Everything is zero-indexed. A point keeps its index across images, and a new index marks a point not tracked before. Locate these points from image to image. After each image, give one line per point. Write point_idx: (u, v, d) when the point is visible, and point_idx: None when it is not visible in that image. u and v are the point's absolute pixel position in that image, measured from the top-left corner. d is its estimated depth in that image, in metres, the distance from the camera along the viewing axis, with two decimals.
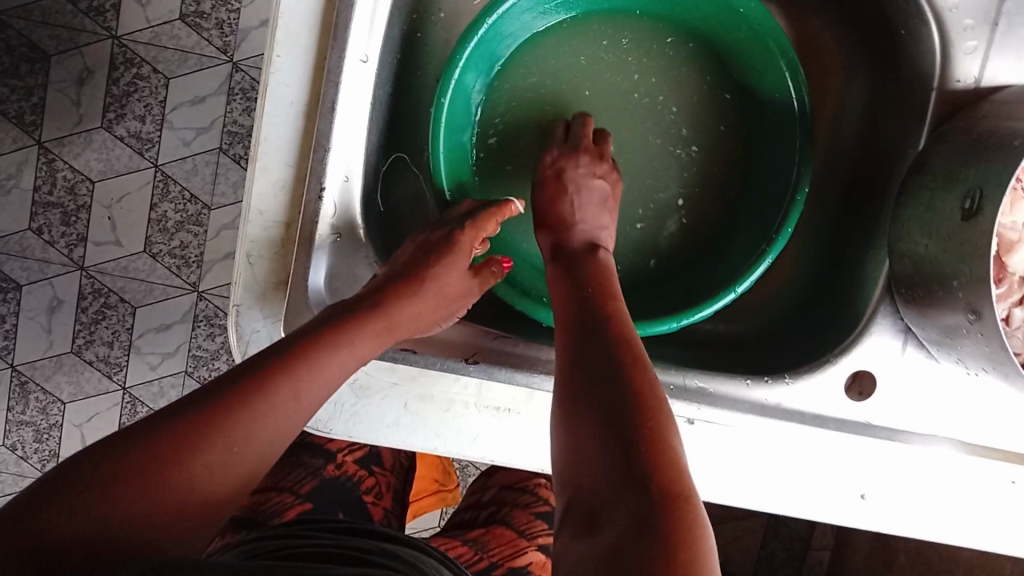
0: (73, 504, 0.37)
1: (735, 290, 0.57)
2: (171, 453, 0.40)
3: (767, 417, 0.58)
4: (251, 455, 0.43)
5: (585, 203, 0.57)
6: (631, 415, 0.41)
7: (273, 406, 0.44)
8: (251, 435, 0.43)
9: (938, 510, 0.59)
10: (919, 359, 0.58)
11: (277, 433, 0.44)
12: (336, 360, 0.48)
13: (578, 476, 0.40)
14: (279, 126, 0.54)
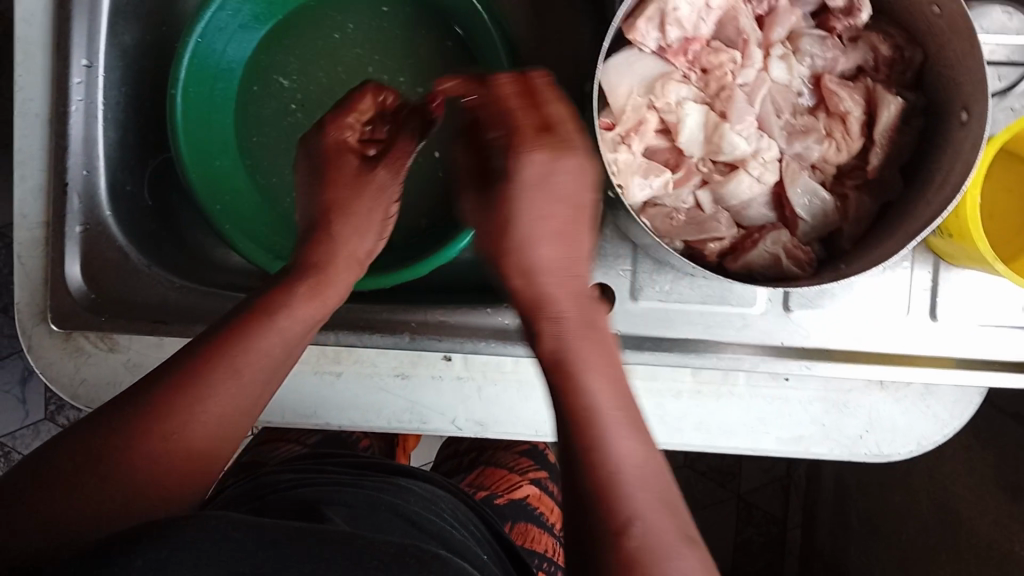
0: (13, 519, 0.36)
1: (476, 225, 0.58)
2: (103, 454, 0.38)
3: (507, 343, 0.59)
4: (225, 424, 0.41)
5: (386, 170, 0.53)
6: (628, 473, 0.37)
7: (211, 386, 0.41)
8: (218, 393, 0.41)
9: (715, 412, 0.60)
10: (653, 267, 0.58)
11: (228, 413, 0.41)
12: (305, 300, 0.47)
13: (578, 509, 0.37)
14: (30, 138, 0.59)
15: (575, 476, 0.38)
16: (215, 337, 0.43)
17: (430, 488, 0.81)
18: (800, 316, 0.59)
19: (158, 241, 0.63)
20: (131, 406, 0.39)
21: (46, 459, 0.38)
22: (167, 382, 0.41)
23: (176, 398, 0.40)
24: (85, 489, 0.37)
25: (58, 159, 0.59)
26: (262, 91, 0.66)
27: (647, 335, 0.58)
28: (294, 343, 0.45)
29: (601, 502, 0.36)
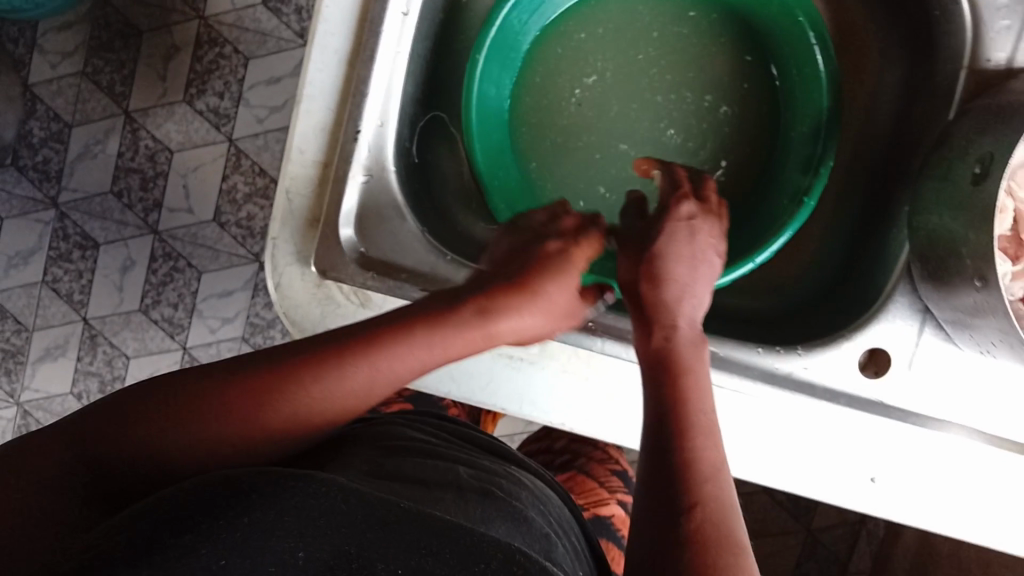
0: (140, 427, 0.43)
1: (752, 261, 0.57)
2: (233, 404, 0.44)
3: (776, 386, 0.57)
4: (318, 420, 0.46)
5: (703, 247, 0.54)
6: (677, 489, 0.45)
7: (343, 380, 0.46)
8: (325, 393, 0.46)
9: (954, 502, 0.57)
10: (938, 344, 0.57)
11: (338, 408, 0.47)
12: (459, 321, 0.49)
13: (663, 521, 0.44)
14: (323, 72, 0.57)
15: (672, 503, 0.44)
16: (346, 338, 0.48)
17: (539, 491, 0.62)
18: None
19: (423, 205, 0.62)
20: (255, 368, 0.46)
21: (196, 377, 0.45)
22: (271, 352, 0.47)
23: (290, 376, 0.45)
24: (201, 420, 0.44)
25: (354, 104, 0.57)
26: (547, 82, 0.65)
27: (916, 407, 0.57)
28: (399, 373, 0.48)
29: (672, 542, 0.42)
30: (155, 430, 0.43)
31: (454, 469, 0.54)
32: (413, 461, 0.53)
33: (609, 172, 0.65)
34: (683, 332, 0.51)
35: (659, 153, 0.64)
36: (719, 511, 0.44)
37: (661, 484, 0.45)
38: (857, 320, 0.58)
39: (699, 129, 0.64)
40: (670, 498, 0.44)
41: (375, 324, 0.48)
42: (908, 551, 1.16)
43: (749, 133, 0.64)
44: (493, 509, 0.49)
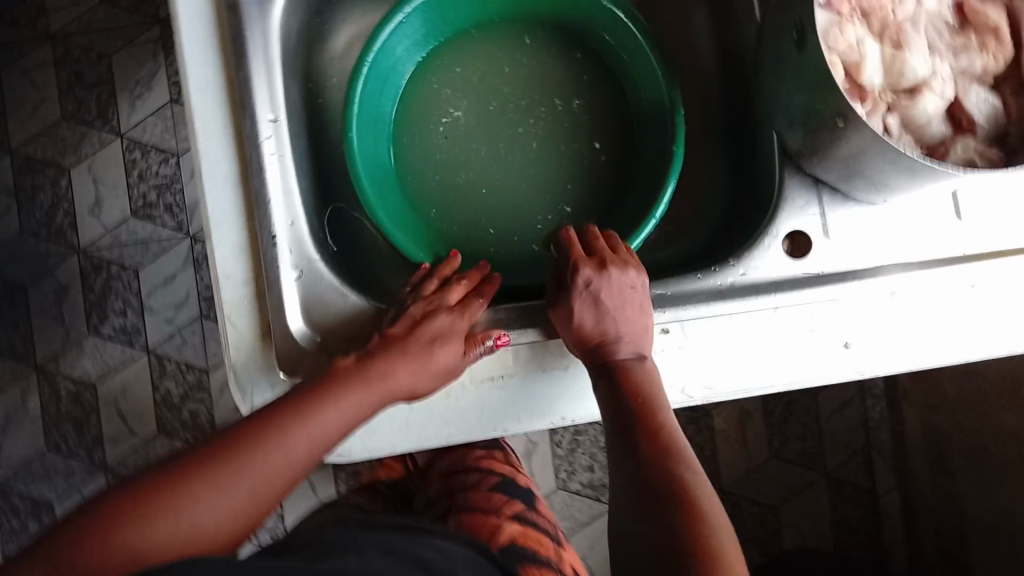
0: (79, 550, 0.44)
1: (654, 216, 0.63)
2: (179, 503, 0.48)
3: (728, 300, 0.62)
4: (254, 507, 0.51)
5: (607, 290, 0.60)
6: (679, 507, 0.53)
7: (279, 449, 0.52)
8: (254, 483, 0.51)
9: (920, 334, 0.62)
10: (839, 204, 0.63)
11: (275, 480, 0.52)
12: (352, 399, 0.55)
13: (665, 540, 0.51)
14: (222, 200, 0.60)
15: (678, 524, 0.52)
16: (246, 429, 0.52)
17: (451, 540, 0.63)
18: (973, 220, 0.63)
19: (358, 283, 0.65)
20: (195, 461, 0.50)
21: (126, 488, 0.48)
22: (186, 457, 0.51)
23: (230, 464, 0.50)
24: (167, 525, 0.47)
25: (261, 214, 0.60)
26: (421, 134, 0.70)
27: (849, 267, 0.62)
28: (322, 445, 0.54)
29: (680, 537, 0.51)
30: (131, 539, 0.46)
31: (362, 543, 0.56)
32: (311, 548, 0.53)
33: (507, 191, 0.69)
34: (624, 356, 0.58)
35: (544, 158, 0.70)
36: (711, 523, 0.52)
37: (660, 511, 0.53)
38: (765, 218, 0.64)
39: (565, 126, 0.71)
40: (669, 521, 0.52)
41: (268, 413, 0.53)
42: (921, 443, 1.20)
43: (606, 113, 0.71)
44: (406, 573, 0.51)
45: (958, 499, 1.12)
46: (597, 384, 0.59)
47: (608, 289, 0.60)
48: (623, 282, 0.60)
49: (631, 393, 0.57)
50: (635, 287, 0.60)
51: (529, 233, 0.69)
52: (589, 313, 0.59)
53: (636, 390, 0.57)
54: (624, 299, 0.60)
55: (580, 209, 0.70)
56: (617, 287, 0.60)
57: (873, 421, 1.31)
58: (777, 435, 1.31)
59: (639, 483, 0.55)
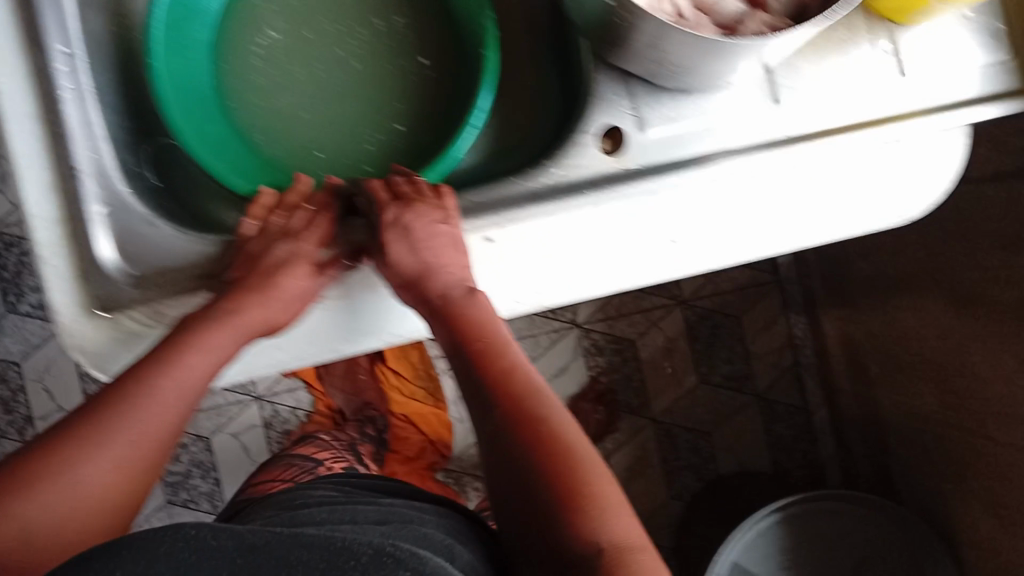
0: None
1: (472, 123, 0.62)
2: (61, 467, 0.50)
3: (542, 201, 0.61)
4: (142, 452, 0.53)
5: (420, 223, 0.59)
6: (534, 444, 0.56)
7: (155, 399, 0.54)
8: (138, 430, 0.53)
9: (742, 225, 0.62)
10: (651, 94, 0.62)
11: (158, 428, 0.54)
12: (219, 339, 0.56)
13: (524, 484, 0.55)
14: (22, 136, 0.59)
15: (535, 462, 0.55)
16: (118, 386, 0.54)
17: (417, 506, 0.76)
18: (791, 102, 0.62)
19: (180, 214, 0.65)
20: (76, 428, 0.52)
21: (17, 461, 0.51)
22: (78, 416, 0.53)
23: (109, 426, 0.52)
24: (57, 487, 0.49)
25: (61, 145, 0.59)
26: (243, 66, 0.69)
27: (667, 159, 0.61)
28: (193, 384, 0.56)
29: (539, 473, 0.55)
30: (14, 511, 0.48)
31: (357, 517, 0.69)
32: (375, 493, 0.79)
33: (333, 115, 0.69)
34: (453, 291, 0.59)
35: (368, 79, 0.69)
36: (563, 445, 0.57)
37: (517, 453, 0.56)
38: (581, 116, 0.62)
39: (389, 46, 0.70)
40: (527, 462, 0.55)
41: (136, 368, 0.54)
42: (841, 354, 1.20)
43: (431, 29, 0.71)
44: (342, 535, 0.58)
45: (875, 404, 1.12)
46: (434, 330, 0.60)
47: (424, 219, 0.59)
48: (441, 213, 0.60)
49: (465, 332, 0.59)
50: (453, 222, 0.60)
51: (358, 156, 0.68)
52: (400, 242, 0.59)
53: (472, 333, 0.59)
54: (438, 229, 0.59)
55: (412, 128, 0.69)
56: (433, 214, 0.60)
57: (798, 339, 1.30)
58: (705, 359, 1.30)
59: (494, 423, 0.58)
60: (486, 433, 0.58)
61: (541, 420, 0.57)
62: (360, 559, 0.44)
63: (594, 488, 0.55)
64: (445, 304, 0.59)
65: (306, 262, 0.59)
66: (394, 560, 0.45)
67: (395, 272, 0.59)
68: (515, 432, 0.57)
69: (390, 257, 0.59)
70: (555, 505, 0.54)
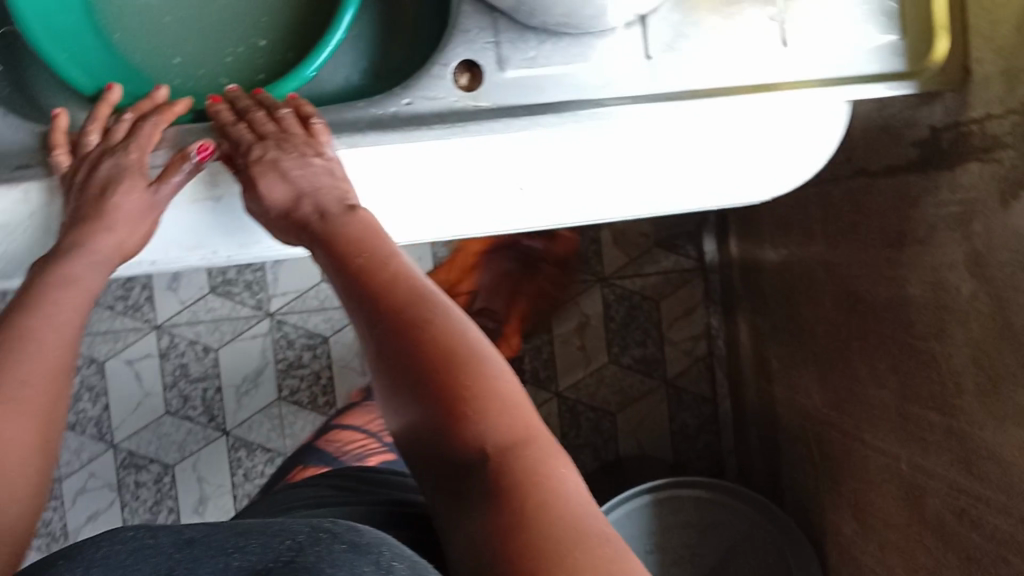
0: None
1: (333, 39, 0.60)
2: None
3: (386, 130, 0.58)
4: (47, 394, 0.47)
5: (286, 154, 0.56)
6: (436, 382, 0.45)
7: (43, 322, 0.50)
8: (31, 370, 0.47)
9: (593, 178, 0.61)
10: (515, 34, 0.58)
11: (59, 346, 0.50)
12: (81, 267, 0.54)
13: (438, 431, 0.45)
14: None
15: (442, 402, 0.45)
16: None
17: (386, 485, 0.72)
18: (662, 59, 0.59)
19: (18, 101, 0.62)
20: None
21: None
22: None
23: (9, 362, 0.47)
24: None
25: None
26: None
27: (523, 103, 0.58)
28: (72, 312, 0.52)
29: (445, 417, 0.45)
30: None
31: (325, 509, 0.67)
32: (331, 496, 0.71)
33: (195, 22, 0.66)
34: (331, 207, 0.56)
35: None
36: (473, 364, 0.46)
37: (420, 394, 0.46)
38: (440, 47, 0.59)
39: None
40: (434, 406, 0.45)
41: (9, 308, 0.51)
42: (749, 349, 1.18)
43: None
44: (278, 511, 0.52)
45: (773, 402, 1.10)
46: (319, 249, 0.55)
47: (290, 151, 0.56)
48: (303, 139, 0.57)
49: (348, 248, 0.53)
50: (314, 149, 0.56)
51: (217, 67, 0.65)
52: (265, 174, 0.57)
53: (353, 245, 0.53)
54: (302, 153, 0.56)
55: (274, 43, 0.65)
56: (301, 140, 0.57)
57: (714, 328, 1.29)
58: (618, 340, 1.28)
59: (378, 350, 0.48)
60: (378, 365, 0.48)
61: (446, 330, 0.47)
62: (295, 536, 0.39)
63: (517, 415, 0.45)
64: (326, 223, 0.55)
65: (139, 167, 0.57)
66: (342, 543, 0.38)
67: (269, 206, 0.57)
68: (409, 366, 0.46)
69: (268, 195, 0.57)
70: (485, 450, 0.44)
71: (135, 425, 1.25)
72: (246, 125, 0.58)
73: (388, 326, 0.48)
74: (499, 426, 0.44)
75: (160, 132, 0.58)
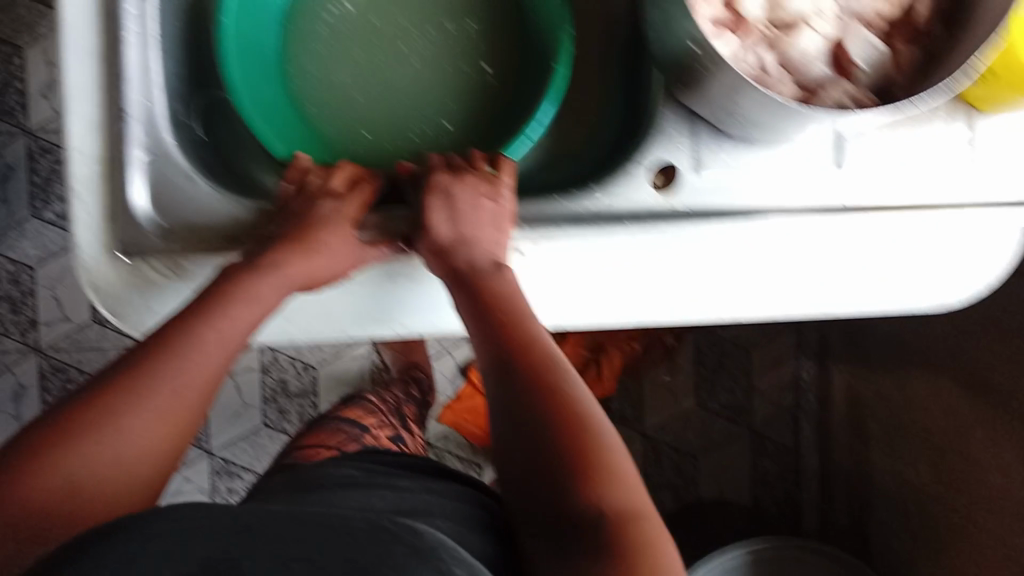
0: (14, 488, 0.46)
1: (527, 136, 0.61)
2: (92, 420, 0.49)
3: (583, 225, 0.60)
4: (185, 402, 0.52)
5: (461, 194, 0.57)
6: (566, 455, 0.49)
7: (201, 339, 0.53)
8: (178, 382, 0.52)
9: (772, 278, 0.61)
10: (715, 141, 0.60)
11: (206, 368, 0.53)
12: (266, 289, 0.55)
13: (557, 497, 0.49)
14: (81, 74, 0.59)
15: (569, 473, 0.49)
16: (167, 333, 0.54)
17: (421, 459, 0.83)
18: (853, 170, 0.61)
19: (220, 173, 0.64)
20: (112, 378, 0.52)
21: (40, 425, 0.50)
22: (105, 380, 0.52)
23: (153, 370, 0.52)
24: (103, 445, 0.49)
25: (115, 87, 0.59)
26: (310, 25, 0.69)
27: (715, 205, 0.60)
28: (235, 345, 0.55)
29: (571, 487, 0.49)
30: (57, 471, 0.47)
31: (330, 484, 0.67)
32: (334, 485, 0.67)
33: (387, 103, 0.68)
34: (481, 260, 0.56)
35: (429, 73, 0.68)
36: (598, 442, 0.50)
37: (548, 462, 0.50)
38: (638, 147, 0.61)
39: (457, 43, 0.69)
40: (558, 475, 0.49)
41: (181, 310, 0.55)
42: (844, 408, 1.20)
43: (504, 35, 0.69)
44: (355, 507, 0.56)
45: (868, 465, 1.11)
46: (455, 292, 0.56)
47: (467, 188, 0.57)
48: (487, 185, 0.57)
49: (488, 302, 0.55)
50: (486, 196, 0.57)
51: (401, 147, 0.67)
52: (433, 212, 0.56)
53: (494, 300, 0.55)
54: (473, 199, 0.56)
55: (461, 129, 0.68)
56: (472, 185, 0.57)
57: (803, 381, 1.30)
58: (706, 386, 1.30)
59: (508, 412, 0.52)
60: (507, 426, 0.52)
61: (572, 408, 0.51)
62: (357, 535, 0.41)
63: (631, 497, 0.50)
64: (477, 272, 0.55)
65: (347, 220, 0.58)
66: (403, 548, 0.41)
67: (433, 242, 0.56)
68: (541, 433, 0.50)
69: (434, 232, 0.56)
70: (600, 526, 0.48)
71: (233, 435, 1.28)
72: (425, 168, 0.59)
73: (521, 393, 0.52)
74: (620, 504, 0.49)
75: (365, 196, 0.59)
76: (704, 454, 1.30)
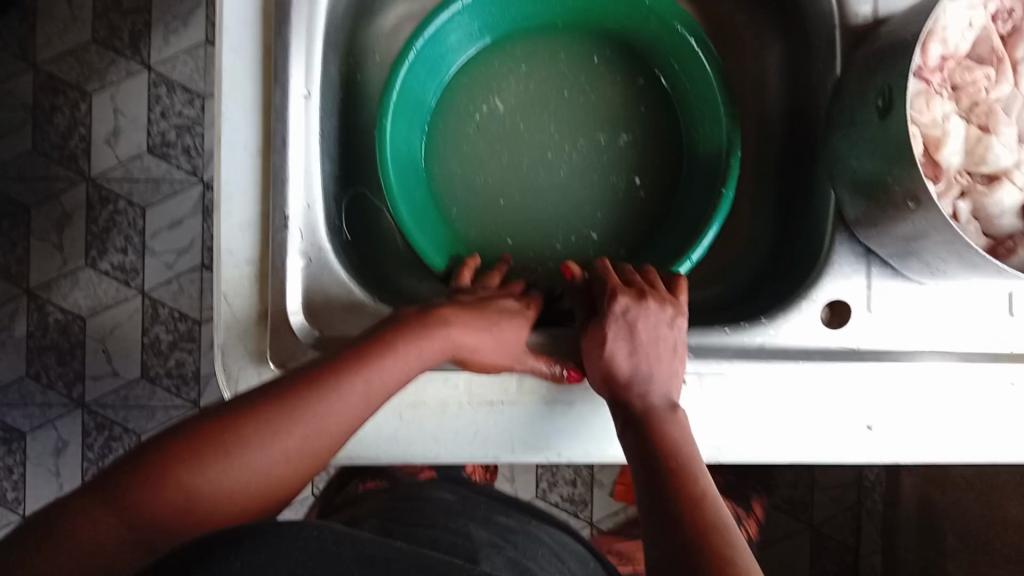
0: (134, 495, 0.42)
1: (690, 258, 0.60)
2: (224, 445, 0.44)
3: (753, 360, 0.57)
4: (312, 455, 0.47)
5: (645, 319, 0.56)
6: None
7: (342, 395, 0.48)
8: (309, 435, 0.47)
9: (945, 426, 0.58)
10: (889, 280, 0.59)
11: (344, 421, 0.48)
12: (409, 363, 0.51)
13: None
14: (238, 169, 0.56)
15: None
16: (318, 370, 0.49)
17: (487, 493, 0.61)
18: None
19: (366, 276, 0.62)
20: (249, 403, 0.47)
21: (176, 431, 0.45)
22: (247, 401, 0.47)
23: (294, 410, 0.47)
24: (231, 474, 0.44)
25: (276, 192, 0.56)
26: (460, 124, 0.68)
27: (886, 345, 0.58)
28: (378, 395, 0.50)
29: None
30: (181, 490, 0.43)
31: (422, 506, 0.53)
32: (429, 500, 0.55)
33: (533, 208, 0.67)
34: (656, 399, 0.54)
35: (578, 180, 0.68)
36: None
37: None
38: (807, 281, 0.60)
39: (609, 156, 0.68)
40: None
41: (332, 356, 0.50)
42: (914, 513, 1.17)
43: (657, 149, 0.68)
44: (493, 541, 0.48)
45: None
46: (625, 439, 0.53)
47: (651, 312, 0.56)
48: (667, 313, 0.56)
49: (662, 445, 0.51)
50: (669, 324, 0.56)
51: (546, 252, 0.67)
52: (613, 334, 0.55)
53: (668, 443, 0.52)
54: (656, 326, 0.55)
55: (607, 238, 0.68)
56: (653, 309, 0.56)
57: (868, 481, 1.28)
58: (769, 481, 1.27)
59: (664, 551, 0.46)
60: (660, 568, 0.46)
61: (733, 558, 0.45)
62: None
63: None
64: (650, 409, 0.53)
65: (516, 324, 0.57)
66: None
67: (609, 365, 0.55)
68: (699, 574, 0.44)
69: (610, 353, 0.55)
70: None
71: None
72: (600, 285, 0.59)
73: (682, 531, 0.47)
74: None
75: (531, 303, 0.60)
76: (763, 549, 1.26)
